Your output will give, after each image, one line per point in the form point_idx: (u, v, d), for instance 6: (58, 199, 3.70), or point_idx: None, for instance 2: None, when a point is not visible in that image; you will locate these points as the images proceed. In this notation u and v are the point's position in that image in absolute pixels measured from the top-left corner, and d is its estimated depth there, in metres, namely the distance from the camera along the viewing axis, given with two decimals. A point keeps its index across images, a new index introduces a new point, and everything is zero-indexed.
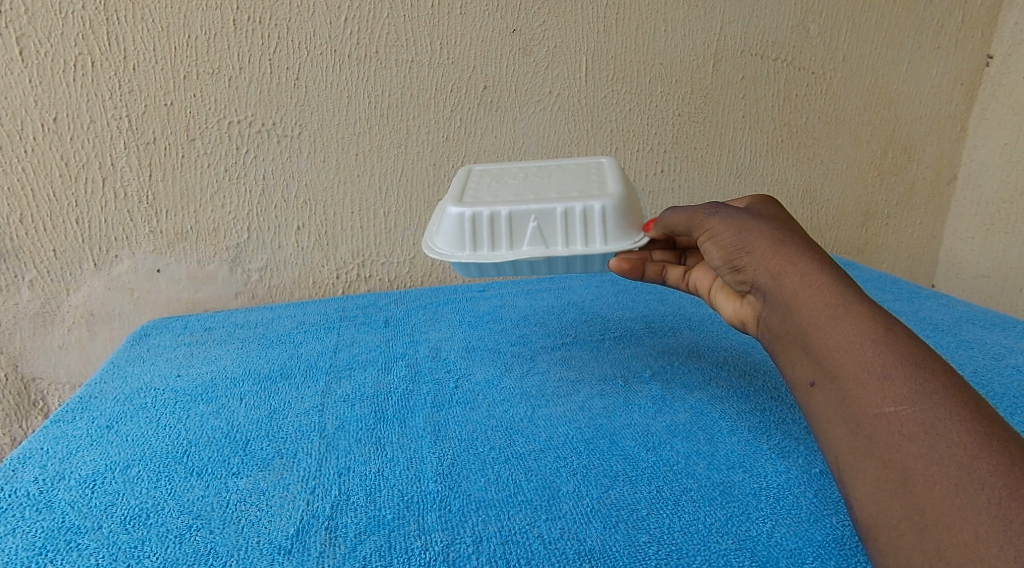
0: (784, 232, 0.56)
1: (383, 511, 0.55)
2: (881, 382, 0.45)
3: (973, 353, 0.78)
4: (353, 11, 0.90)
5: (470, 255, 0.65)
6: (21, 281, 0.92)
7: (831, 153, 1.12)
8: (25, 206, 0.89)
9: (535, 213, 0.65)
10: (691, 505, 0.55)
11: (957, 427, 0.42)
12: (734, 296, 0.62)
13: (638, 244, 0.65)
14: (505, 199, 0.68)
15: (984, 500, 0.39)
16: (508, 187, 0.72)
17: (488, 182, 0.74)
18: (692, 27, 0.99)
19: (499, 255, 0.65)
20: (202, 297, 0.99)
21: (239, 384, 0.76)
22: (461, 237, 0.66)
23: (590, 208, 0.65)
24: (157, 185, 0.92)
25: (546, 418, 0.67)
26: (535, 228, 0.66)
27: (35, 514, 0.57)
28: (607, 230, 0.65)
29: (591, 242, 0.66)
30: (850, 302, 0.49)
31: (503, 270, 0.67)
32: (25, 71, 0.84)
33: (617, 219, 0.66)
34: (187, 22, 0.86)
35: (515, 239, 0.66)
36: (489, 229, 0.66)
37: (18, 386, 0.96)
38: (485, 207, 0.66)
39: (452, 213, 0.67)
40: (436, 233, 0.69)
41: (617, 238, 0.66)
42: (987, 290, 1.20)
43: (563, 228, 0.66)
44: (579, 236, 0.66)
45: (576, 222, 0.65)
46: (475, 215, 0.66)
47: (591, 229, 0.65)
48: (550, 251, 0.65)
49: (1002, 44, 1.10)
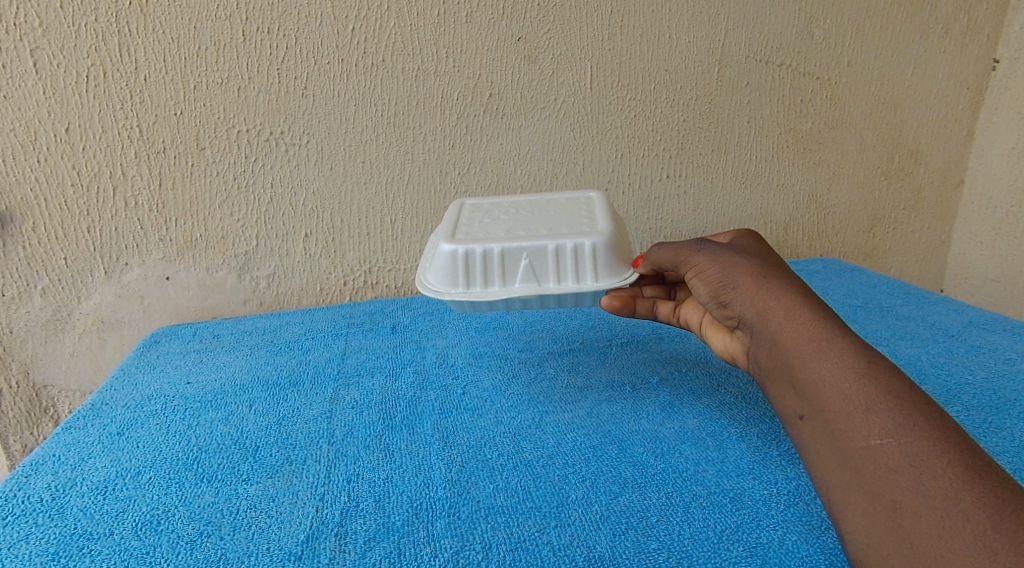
0: (767, 267, 0.59)
1: (392, 517, 0.56)
2: (865, 415, 0.48)
3: (984, 359, 0.77)
4: (361, 21, 0.91)
5: (464, 292, 0.66)
6: (32, 289, 0.92)
7: (838, 158, 1.12)
8: (38, 215, 0.90)
9: (528, 250, 0.66)
10: (700, 512, 0.55)
11: (940, 460, 0.45)
12: (725, 331, 0.65)
13: (627, 280, 0.66)
14: (496, 235, 0.69)
15: (970, 532, 0.42)
16: (498, 222, 0.73)
17: (479, 217, 0.75)
18: (697, 33, 1.00)
19: (493, 293, 0.66)
20: (211, 304, 1.00)
21: (248, 391, 0.77)
22: (455, 273, 0.67)
23: (580, 246, 0.66)
24: (167, 193, 0.93)
25: (554, 424, 0.68)
26: (527, 265, 0.66)
27: (48, 520, 0.57)
28: (598, 267, 0.66)
29: (583, 279, 0.66)
30: (832, 337, 0.53)
31: (496, 305, 0.67)
32: (38, 83, 0.85)
33: (607, 255, 0.66)
34: (197, 33, 0.87)
35: (507, 275, 0.66)
36: (482, 265, 0.66)
37: (29, 393, 0.96)
38: (477, 245, 0.66)
39: (445, 250, 0.67)
40: (429, 270, 0.69)
41: (608, 275, 0.66)
42: (996, 295, 1.19)
43: (554, 266, 0.66)
44: (570, 272, 0.66)
45: (567, 259, 0.66)
46: (468, 252, 0.66)
47: (582, 267, 0.66)
48: (542, 288, 0.66)
49: (1008, 49, 1.11)
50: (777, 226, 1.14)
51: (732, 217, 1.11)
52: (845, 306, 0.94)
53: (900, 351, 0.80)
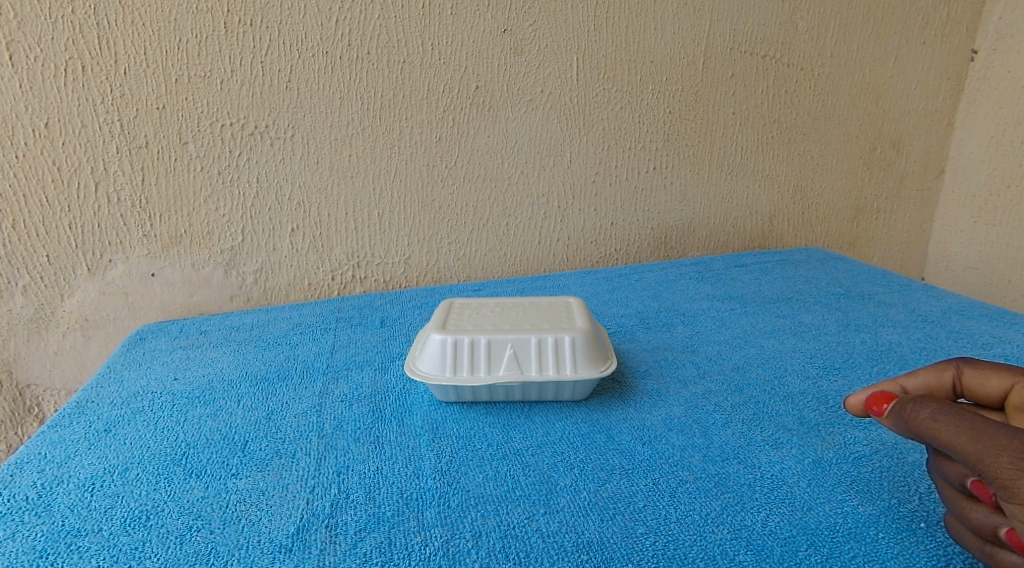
0: None
1: (382, 508, 0.56)
2: None
3: (965, 343, 0.79)
4: (344, 13, 0.90)
5: (450, 378, 0.67)
6: (14, 287, 0.91)
7: (821, 149, 1.13)
8: (18, 212, 0.88)
9: (513, 341, 0.68)
10: (687, 496, 0.56)
11: None
12: None
13: (605, 374, 0.68)
14: (484, 326, 0.71)
15: None
16: (486, 313, 0.74)
17: (468, 307, 0.77)
18: (682, 25, 1.01)
19: (477, 379, 0.67)
20: (197, 300, 0.99)
21: (236, 386, 0.76)
22: (443, 361, 0.68)
23: (561, 339, 0.68)
24: (150, 189, 0.92)
25: (543, 414, 0.68)
26: (511, 355, 0.68)
27: (35, 518, 0.57)
28: (576, 360, 0.68)
29: (561, 369, 0.68)
30: None
31: (479, 394, 0.69)
32: (15, 77, 0.83)
33: (586, 349, 0.68)
34: (178, 25, 0.86)
35: (491, 364, 0.68)
36: (468, 354, 0.68)
37: (13, 392, 0.94)
38: (467, 334, 0.68)
39: (436, 338, 0.69)
40: (418, 357, 0.70)
41: (586, 366, 0.68)
42: (976, 282, 1.21)
43: (536, 357, 0.68)
44: (551, 362, 0.68)
45: (547, 352, 0.68)
46: (457, 341, 0.68)
47: (561, 359, 0.68)
48: (523, 376, 0.67)
49: (986, 40, 1.14)
50: (762, 216, 1.15)
51: (718, 207, 1.12)
52: (829, 294, 0.95)
53: (882, 336, 0.81)
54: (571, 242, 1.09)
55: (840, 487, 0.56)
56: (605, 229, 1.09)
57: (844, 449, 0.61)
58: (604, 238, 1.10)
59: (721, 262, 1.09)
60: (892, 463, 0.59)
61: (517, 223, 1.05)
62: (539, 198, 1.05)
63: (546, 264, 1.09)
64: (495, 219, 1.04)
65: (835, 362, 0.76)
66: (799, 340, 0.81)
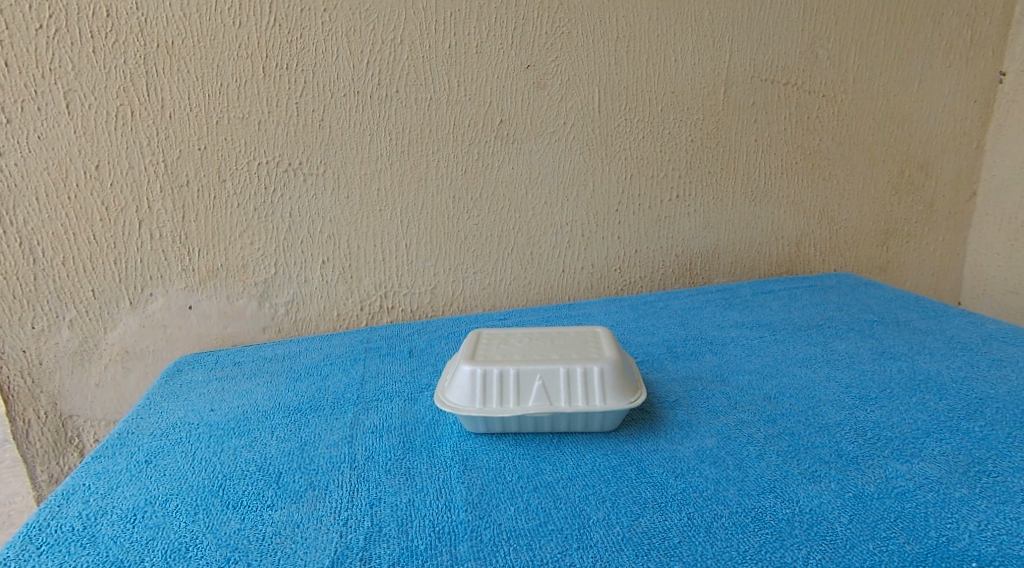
0: None
1: (415, 541, 0.57)
2: None
3: (1004, 371, 0.78)
4: (374, 54, 0.94)
5: (480, 409, 0.68)
6: (61, 321, 0.94)
7: (848, 174, 1.13)
8: (68, 250, 0.92)
9: (541, 372, 0.69)
10: (722, 532, 0.56)
11: None
12: None
13: (634, 404, 0.68)
14: (512, 357, 0.72)
15: None
16: (514, 344, 0.76)
17: (496, 338, 0.78)
18: (702, 55, 1.03)
19: (506, 410, 0.68)
20: (232, 331, 1.01)
21: (270, 417, 0.78)
22: (473, 393, 0.69)
23: (589, 370, 0.69)
24: (190, 225, 0.95)
25: (572, 445, 0.68)
26: (540, 387, 0.69)
27: (80, 549, 0.59)
28: (604, 391, 0.68)
29: (591, 400, 0.68)
30: None
31: (508, 425, 0.69)
32: (69, 123, 0.88)
33: (614, 380, 0.69)
34: (219, 71, 0.91)
35: (521, 396, 0.69)
36: (497, 386, 0.69)
37: (56, 423, 0.98)
38: (496, 366, 0.70)
39: (465, 370, 0.70)
40: (448, 389, 0.71)
41: (614, 397, 0.68)
42: (1016, 307, 1.18)
43: (564, 388, 0.69)
44: (580, 394, 0.68)
45: (576, 383, 0.69)
46: (486, 372, 0.69)
47: (590, 390, 0.68)
48: (553, 407, 0.68)
49: (1014, 62, 1.13)
50: (790, 242, 1.14)
51: (744, 234, 1.12)
52: (861, 320, 0.94)
53: (917, 364, 0.80)
54: (596, 271, 1.09)
55: (883, 523, 0.56)
56: (631, 256, 1.10)
57: (885, 484, 0.60)
58: (629, 266, 1.10)
59: (749, 289, 1.09)
60: (937, 498, 0.58)
61: (542, 252, 1.07)
62: (564, 227, 1.06)
63: (571, 292, 1.10)
64: (520, 248, 1.06)
65: (870, 392, 0.75)
66: (830, 368, 0.81)
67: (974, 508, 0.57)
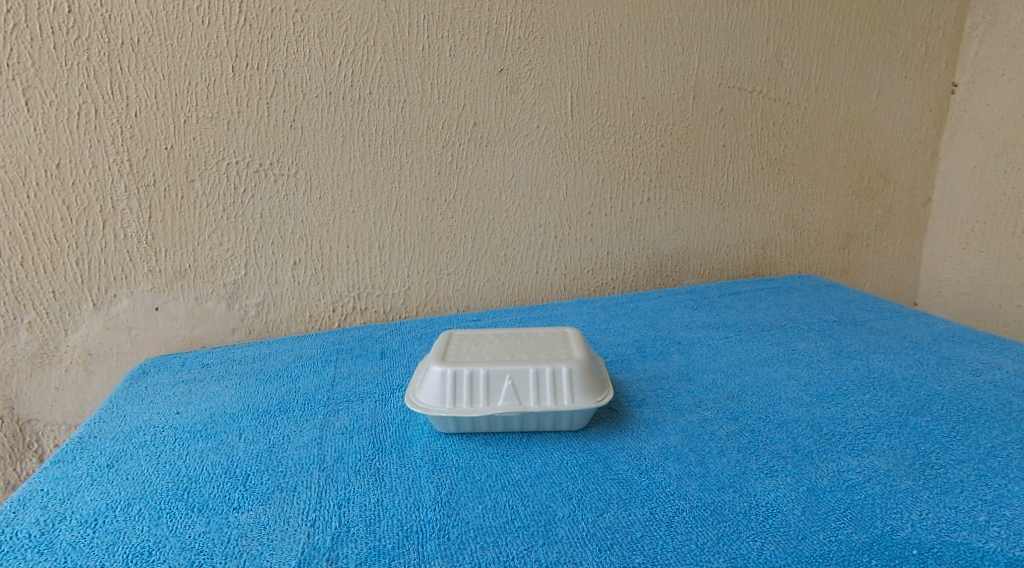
0: None
1: (382, 541, 0.57)
2: None
3: (955, 369, 0.81)
4: (348, 56, 0.94)
5: (450, 410, 0.69)
6: (20, 323, 0.92)
7: (810, 179, 1.16)
8: (28, 250, 0.90)
9: (511, 373, 0.70)
10: (683, 526, 0.57)
11: None
12: None
13: (602, 404, 0.69)
14: (483, 358, 0.72)
15: None
16: (485, 345, 0.76)
17: (467, 339, 0.79)
18: (671, 62, 1.05)
19: (476, 410, 0.68)
20: (199, 333, 1.00)
21: (237, 420, 0.77)
22: (443, 393, 0.70)
23: (558, 370, 0.70)
24: (156, 225, 0.94)
25: (541, 444, 0.69)
26: (509, 387, 0.69)
27: (37, 555, 0.57)
28: (573, 391, 0.69)
29: (559, 400, 0.69)
30: None
31: (478, 425, 0.70)
32: (29, 120, 0.86)
33: (583, 379, 0.70)
34: (188, 70, 0.89)
35: (490, 396, 0.69)
36: (467, 386, 0.70)
37: (13, 428, 0.95)
38: (466, 366, 0.70)
39: (436, 371, 0.71)
40: (419, 390, 0.72)
41: (583, 397, 0.69)
42: (967, 308, 1.23)
43: (534, 388, 0.69)
44: (549, 393, 0.69)
45: (545, 383, 0.70)
46: (456, 373, 0.70)
47: (559, 390, 0.69)
48: (522, 407, 0.69)
49: (964, 73, 1.18)
50: (754, 244, 1.17)
51: (711, 236, 1.15)
52: (821, 321, 0.97)
53: (874, 363, 0.83)
54: (568, 272, 1.11)
55: (834, 515, 0.58)
56: (601, 258, 1.11)
57: (839, 477, 0.62)
58: (600, 267, 1.12)
59: (715, 290, 1.11)
60: (886, 490, 0.61)
61: (514, 254, 1.07)
62: (536, 229, 1.07)
63: (543, 294, 1.11)
64: (493, 250, 1.07)
65: (828, 390, 0.77)
66: (793, 367, 0.83)
67: (919, 499, 0.59)
